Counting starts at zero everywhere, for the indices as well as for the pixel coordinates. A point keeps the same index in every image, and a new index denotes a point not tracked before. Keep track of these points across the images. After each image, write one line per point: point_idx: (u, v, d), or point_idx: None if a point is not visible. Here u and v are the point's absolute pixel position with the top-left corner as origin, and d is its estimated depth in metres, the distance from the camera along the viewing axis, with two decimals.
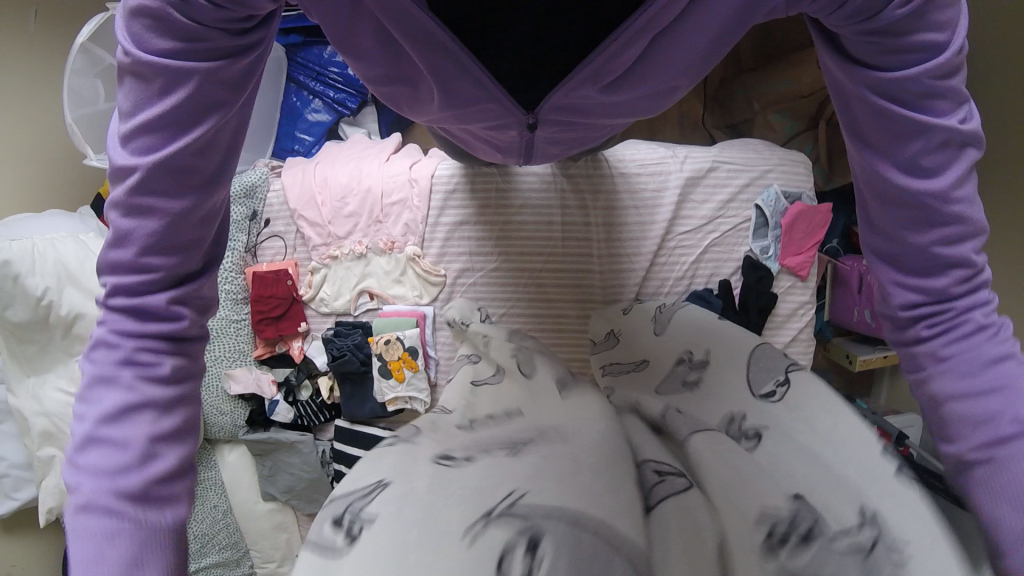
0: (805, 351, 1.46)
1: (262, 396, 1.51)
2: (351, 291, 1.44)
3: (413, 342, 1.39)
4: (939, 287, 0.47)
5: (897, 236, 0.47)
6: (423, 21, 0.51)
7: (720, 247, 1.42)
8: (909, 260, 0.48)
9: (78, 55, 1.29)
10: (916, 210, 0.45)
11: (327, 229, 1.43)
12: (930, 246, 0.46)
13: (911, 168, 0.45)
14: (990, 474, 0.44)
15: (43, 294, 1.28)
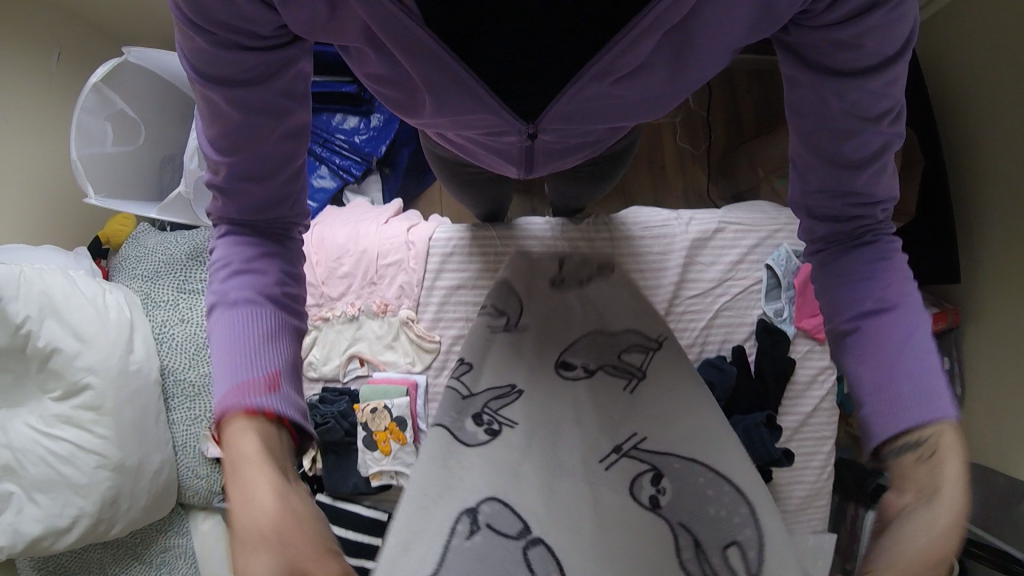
0: (828, 422, 1.34)
1: None
2: (340, 356, 1.37)
3: (402, 411, 1.29)
4: (835, 233, 0.56)
5: (817, 202, 0.55)
6: (420, 36, 0.47)
7: (731, 311, 1.32)
8: (819, 211, 0.56)
9: (91, 93, 1.25)
10: (887, 366, 0.52)
11: (320, 289, 1.37)
12: (840, 204, 0.54)
13: (852, 272, 0.55)
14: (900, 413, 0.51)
15: (23, 323, 1.10)
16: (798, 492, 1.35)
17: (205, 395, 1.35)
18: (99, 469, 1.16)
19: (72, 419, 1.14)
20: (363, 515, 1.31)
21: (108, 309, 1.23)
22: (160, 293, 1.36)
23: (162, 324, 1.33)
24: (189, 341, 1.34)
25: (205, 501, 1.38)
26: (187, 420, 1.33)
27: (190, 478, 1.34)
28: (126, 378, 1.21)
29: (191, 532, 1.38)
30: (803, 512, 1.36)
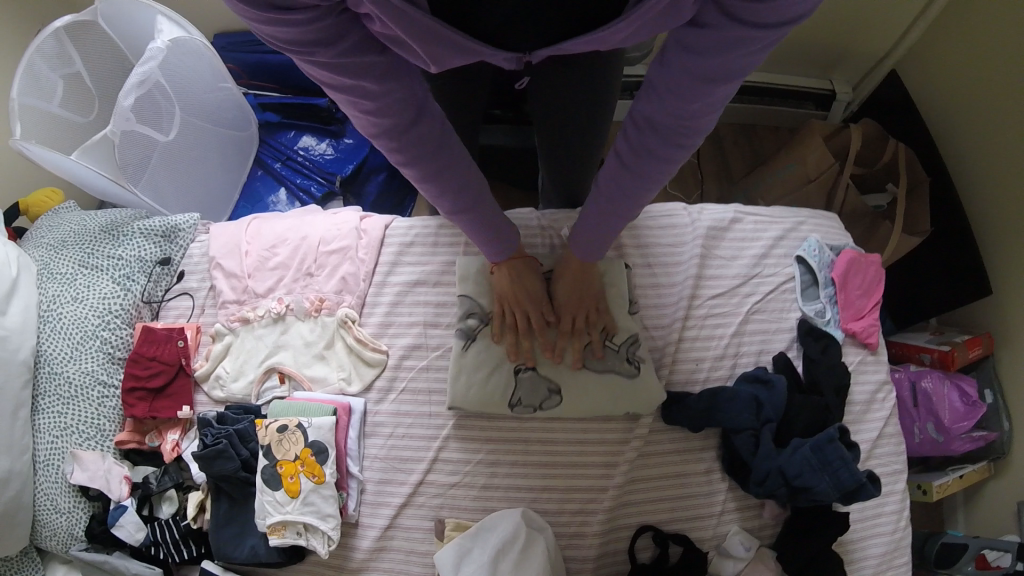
0: (898, 456, 1.03)
1: (109, 499, 1.05)
2: (257, 369, 1.04)
3: (322, 435, 0.91)
4: (643, 169, 0.57)
5: (633, 154, 0.57)
6: (437, 27, 0.45)
7: (764, 315, 1.06)
8: (632, 164, 0.57)
9: (49, 39, 1.20)
10: (627, 193, 0.61)
11: (244, 282, 1.09)
12: (655, 145, 0.54)
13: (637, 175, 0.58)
14: (624, 186, 0.61)
15: None
16: (873, 551, 1.00)
17: (79, 399, 1.06)
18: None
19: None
20: None
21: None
22: (61, 263, 1.13)
23: (52, 299, 1.10)
24: (75, 327, 1.09)
25: (61, 547, 1.05)
26: (55, 429, 1.04)
27: (45, 508, 1.03)
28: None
29: None
30: None
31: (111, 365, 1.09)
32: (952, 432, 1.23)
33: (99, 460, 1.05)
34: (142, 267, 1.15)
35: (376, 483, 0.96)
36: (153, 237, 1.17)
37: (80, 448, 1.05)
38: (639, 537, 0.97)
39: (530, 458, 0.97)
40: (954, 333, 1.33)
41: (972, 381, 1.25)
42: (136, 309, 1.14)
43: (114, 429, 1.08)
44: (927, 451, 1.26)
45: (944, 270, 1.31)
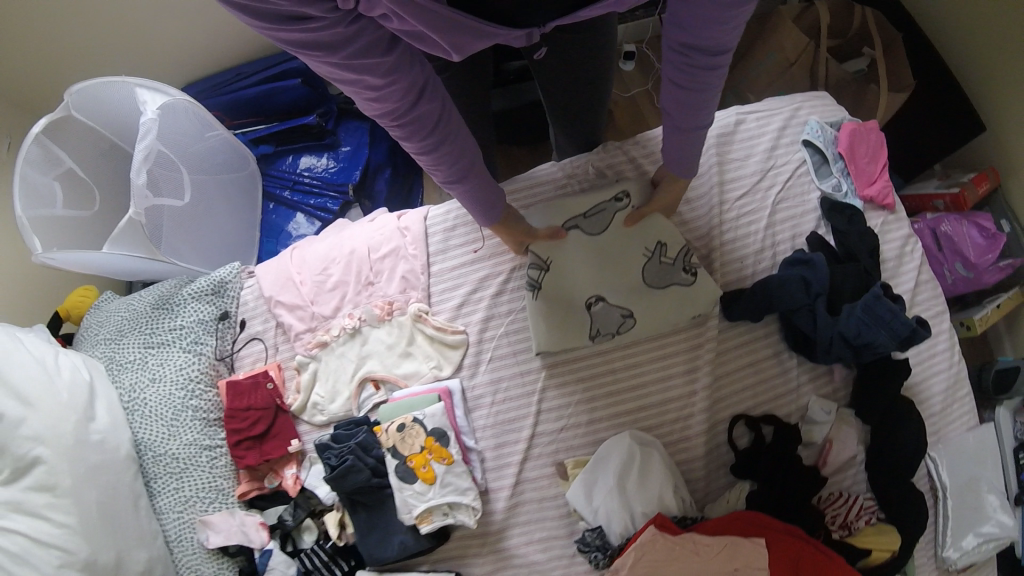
0: (939, 294, 1.14)
1: (252, 549, 1.11)
2: (350, 384, 1.10)
3: (438, 421, 1.00)
4: (692, 93, 0.63)
5: (682, 80, 0.63)
6: (453, 17, 0.52)
7: (788, 201, 1.14)
8: (683, 89, 0.64)
9: (35, 146, 1.17)
10: (684, 118, 0.68)
11: (310, 310, 1.14)
12: (700, 69, 0.60)
13: (691, 100, 0.65)
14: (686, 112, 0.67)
15: None
16: (938, 387, 1.12)
17: (190, 469, 1.12)
18: (63, 569, 0.92)
19: (22, 505, 0.93)
20: None
21: (59, 369, 1.07)
22: (126, 353, 1.18)
23: (131, 388, 1.15)
24: (164, 406, 1.14)
25: None
26: (176, 504, 1.11)
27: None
28: (85, 450, 1.02)
29: None
30: (952, 409, 1.12)
31: (208, 428, 1.14)
32: (980, 266, 1.33)
33: (229, 518, 1.11)
34: (204, 329, 1.19)
35: (492, 450, 1.06)
36: (203, 297, 1.21)
37: (207, 514, 1.11)
38: (733, 429, 1.08)
39: (597, 382, 1.07)
40: (961, 175, 1.43)
41: (987, 215, 1.34)
42: (213, 368, 1.18)
43: (232, 485, 1.13)
44: (963, 289, 1.37)
45: (934, 114, 1.40)
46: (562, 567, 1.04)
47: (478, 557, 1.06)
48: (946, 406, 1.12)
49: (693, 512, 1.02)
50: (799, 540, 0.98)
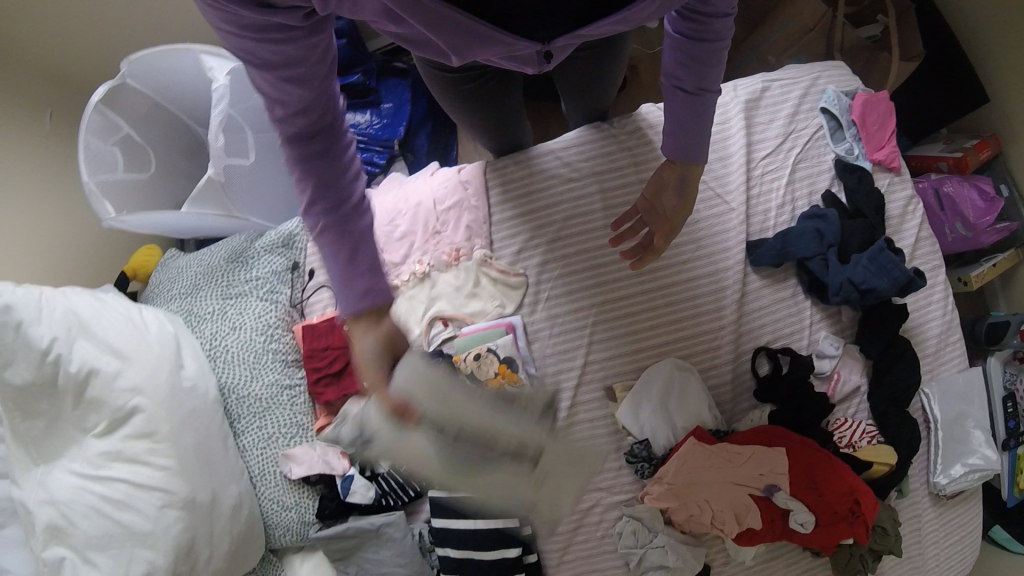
0: (934, 248, 1.31)
1: (332, 477, 1.19)
2: (420, 323, 1.22)
3: (508, 351, 1.16)
4: (692, 84, 0.77)
5: (684, 75, 0.77)
6: (470, 20, 0.63)
7: (806, 162, 1.28)
8: (685, 80, 0.77)
9: (94, 115, 1.21)
10: (684, 117, 0.80)
11: (381, 257, 1.25)
12: (696, 58, 0.74)
13: (700, 60, 0.74)
14: (694, 107, 0.79)
15: (50, 346, 0.95)
16: (933, 330, 1.30)
17: (274, 408, 1.19)
18: (164, 510, 0.97)
19: (123, 454, 0.96)
20: (488, 496, 1.18)
21: (146, 324, 1.10)
22: (203, 305, 1.23)
23: (213, 337, 1.20)
24: (245, 351, 1.20)
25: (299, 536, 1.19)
26: (260, 440, 1.17)
27: (274, 510, 1.16)
28: (179, 398, 1.04)
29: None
30: (944, 351, 1.31)
31: (287, 369, 1.21)
32: (978, 227, 1.56)
33: (309, 451, 1.17)
34: (278, 278, 1.26)
35: (551, 377, 1.21)
36: (275, 249, 1.28)
37: (289, 448, 1.18)
38: (755, 361, 1.24)
39: (610, 317, 1.22)
40: (965, 139, 1.61)
41: (987, 179, 1.56)
42: (288, 315, 1.25)
43: (310, 420, 1.21)
44: (960, 246, 1.61)
45: (935, 90, 1.58)
46: (611, 478, 1.22)
47: None
48: (941, 347, 1.30)
49: (724, 427, 1.20)
50: (815, 452, 1.15)
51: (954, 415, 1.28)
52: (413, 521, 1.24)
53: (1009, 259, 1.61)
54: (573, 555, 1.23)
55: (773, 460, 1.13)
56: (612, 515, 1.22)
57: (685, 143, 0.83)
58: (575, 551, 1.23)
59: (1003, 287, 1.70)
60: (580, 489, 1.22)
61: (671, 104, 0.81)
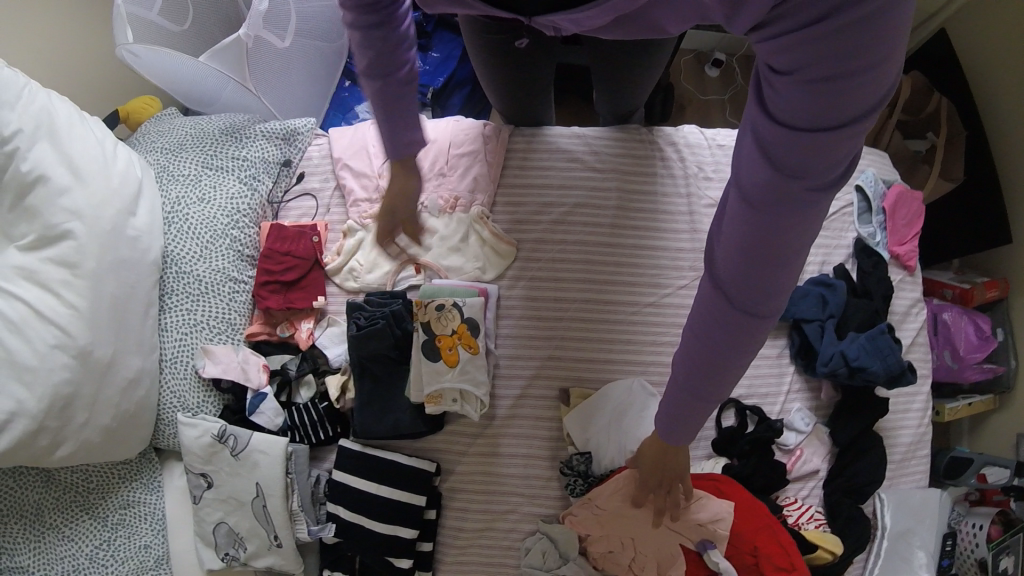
0: (925, 358, 1.28)
1: (244, 389, 1.05)
2: (392, 261, 1.14)
3: (473, 312, 1.05)
4: (703, 400, 0.59)
5: (703, 387, 0.57)
6: None
7: (827, 232, 1.25)
8: (699, 398, 0.58)
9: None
10: (682, 409, 0.61)
11: (377, 181, 1.16)
12: (724, 367, 0.54)
13: (728, 347, 0.52)
14: (689, 414, 0.61)
15: (9, 135, 0.85)
16: (903, 440, 1.25)
17: (211, 296, 1.05)
18: (54, 351, 0.84)
19: (35, 275, 0.85)
20: (405, 462, 1.07)
21: (116, 157, 0.97)
22: (181, 164, 1.09)
23: (176, 201, 1.06)
24: (203, 228, 1.06)
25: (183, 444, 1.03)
26: (183, 325, 1.03)
27: (171, 405, 1.02)
28: (118, 242, 0.91)
29: (165, 487, 1.01)
30: (908, 463, 1.26)
31: (240, 262, 1.08)
32: (965, 360, 1.55)
33: (231, 354, 1.04)
34: (265, 168, 1.14)
35: (508, 360, 1.13)
36: (273, 139, 1.16)
37: (210, 343, 1.04)
38: (721, 410, 1.16)
39: (570, 351, 1.13)
40: (974, 275, 1.61)
41: (986, 318, 1.57)
42: (261, 210, 1.13)
43: (243, 323, 1.09)
44: (941, 374, 1.59)
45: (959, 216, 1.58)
46: (536, 486, 1.11)
47: (461, 457, 1.11)
48: (904, 460, 1.26)
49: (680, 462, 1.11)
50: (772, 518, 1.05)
51: (904, 532, 1.21)
52: (312, 466, 1.10)
53: (984, 404, 1.59)
54: (470, 558, 1.11)
55: (719, 511, 1.02)
56: (525, 528, 1.11)
57: (704, 379, 0.56)
58: (474, 555, 1.11)
59: (969, 430, 1.69)
60: (501, 487, 1.11)
61: (668, 405, 0.62)
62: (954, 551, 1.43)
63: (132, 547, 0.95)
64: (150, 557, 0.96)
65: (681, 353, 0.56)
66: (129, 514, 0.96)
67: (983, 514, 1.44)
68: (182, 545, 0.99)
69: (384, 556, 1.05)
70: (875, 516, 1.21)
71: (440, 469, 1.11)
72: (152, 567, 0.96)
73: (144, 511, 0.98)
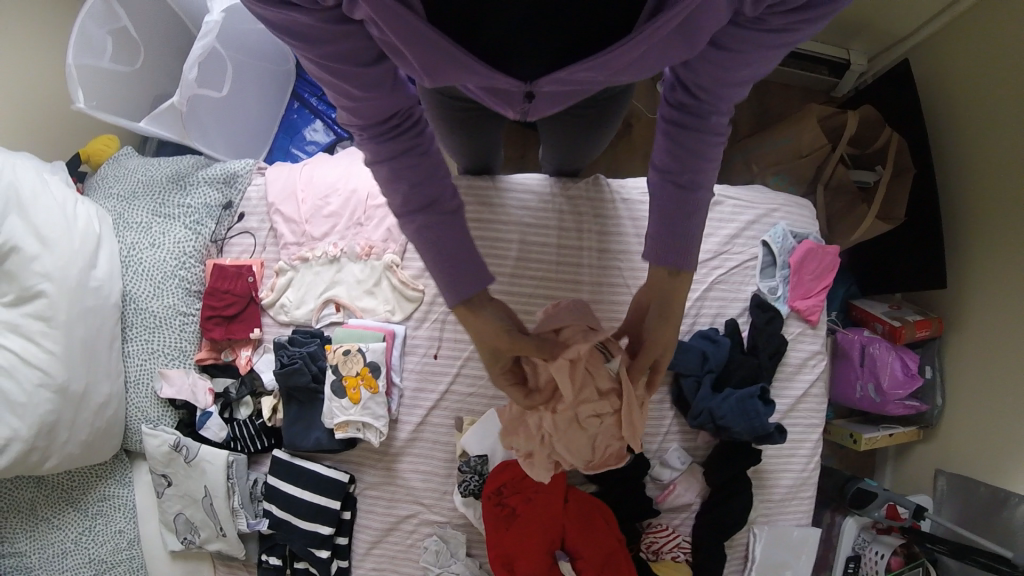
0: (817, 409, 1.32)
1: (195, 407, 1.26)
2: (315, 299, 1.29)
3: (376, 357, 1.21)
4: (688, 172, 0.67)
5: (685, 166, 0.67)
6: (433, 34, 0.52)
7: (726, 284, 1.30)
8: (676, 164, 0.67)
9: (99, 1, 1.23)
10: (664, 221, 0.70)
11: (302, 227, 1.30)
12: (702, 143, 0.64)
13: (694, 149, 0.65)
14: (659, 204, 0.70)
15: None
16: (784, 481, 1.31)
17: (165, 328, 1.24)
18: (39, 389, 1.03)
19: (18, 328, 1.03)
20: (322, 473, 1.25)
21: (76, 217, 1.13)
22: (134, 213, 1.26)
23: (131, 247, 1.24)
24: (156, 269, 1.24)
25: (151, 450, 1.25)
26: (143, 353, 1.22)
27: (137, 419, 1.23)
28: (83, 294, 1.10)
29: (134, 481, 1.25)
30: (789, 502, 1.32)
31: (188, 298, 1.26)
32: (889, 395, 1.57)
33: (184, 376, 1.24)
34: (208, 212, 1.29)
35: (412, 391, 1.29)
36: (215, 184, 1.31)
37: (166, 367, 1.24)
38: None
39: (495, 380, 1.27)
40: (910, 311, 1.63)
41: (915, 356, 1.58)
42: (206, 249, 1.30)
43: (193, 349, 1.27)
44: (864, 405, 1.64)
45: (902, 254, 1.59)
46: (434, 497, 1.29)
47: (372, 469, 1.30)
48: (782, 500, 1.31)
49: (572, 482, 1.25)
50: (624, 549, 1.19)
51: (775, 564, 1.30)
52: (251, 469, 1.30)
53: (905, 437, 1.61)
54: (380, 551, 1.29)
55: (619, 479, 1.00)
56: (424, 530, 1.30)
57: (679, 187, 0.68)
58: (379, 552, 1.30)
59: (894, 459, 1.75)
60: (402, 498, 1.29)
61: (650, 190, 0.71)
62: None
63: (109, 531, 1.20)
64: (124, 539, 1.21)
65: (657, 127, 0.67)
66: (106, 505, 1.20)
67: (888, 543, 1.47)
68: (150, 527, 1.24)
69: (308, 547, 1.24)
70: (748, 550, 1.31)
71: (354, 478, 1.29)
72: (126, 546, 1.21)
73: (120, 500, 1.22)
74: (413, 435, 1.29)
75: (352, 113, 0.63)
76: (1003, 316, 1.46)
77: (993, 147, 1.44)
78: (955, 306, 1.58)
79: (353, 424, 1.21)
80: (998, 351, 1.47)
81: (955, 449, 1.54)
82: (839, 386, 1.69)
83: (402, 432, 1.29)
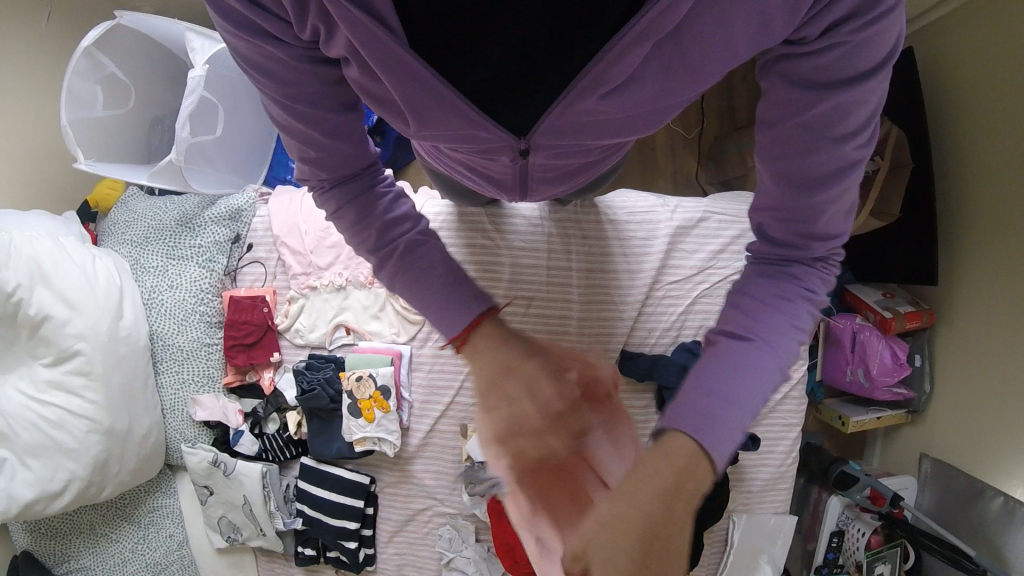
0: (796, 410, 1.42)
1: (228, 426, 1.42)
2: (327, 324, 1.40)
3: (385, 380, 1.33)
4: (774, 319, 0.55)
5: (762, 310, 0.56)
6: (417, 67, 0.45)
7: (709, 298, 1.38)
8: (753, 310, 0.56)
9: (82, 58, 1.27)
10: (725, 392, 0.53)
11: (308, 258, 1.40)
12: (791, 278, 0.56)
13: (775, 297, 0.56)
14: (710, 361, 0.55)
15: (14, 290, 1.14)
16: (762, 475, 1.44)
17: (192, 359, 1.39)
18: (89, 433, 1.21)
19: (62, 384, 1.19)
20: (345, 478, 1.41)
21: (97, 275, 1.26)
22: (149, 258, 1.39)
23: (151, 290, 1.37)
24: (178, 307, 1.38)
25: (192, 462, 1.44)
26: (175, 382, 1.39)
27: (177, 438, 1.41)
28: (115, 345, 1.25)
29: (178, 491, 1.47)
30: (767, 493, 1.45)
31: (209, 329, 1.39)
32: (876, 380, 1.63)
33: (215, 401, 1.40)
34: (218, 248, 1.41)
35: (420, 404, 1.40)
36: (221, 221, 1.42)
37: (198, 394, 1.40)
38: None
39: None
40: (903, 300, 1.65)
41: (904, 345, 1.62)
42: (220, 281, 1.41)
43: (220, 374, 1.42)
44: (854, 389, 1.70)
45: (898, 246, 1.60)
46: (446, 492, 1.43)
47: (388, 470, 1.45)
48: (761, 491, 1.44)
49: None
50: None
51: (751, 548, 1.45)
52: (283, 475, 1.49)
53: (892, 419, 1.69)
54: (400, 539, 1.47)
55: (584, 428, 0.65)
56: (438, 520, 1.45)
57: (752, 341, 0.55)
58: (399, 540, 1.47)
59: (883, 433, 1.85)
60: (416, 494, 1.44)
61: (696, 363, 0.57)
62: (841, 548, 1.62)
63: (161, 536, 1.42)
64: (175, 541, 1.43)
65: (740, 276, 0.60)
66: (158, 515, 1.43)
67: (870, 521, 1.57)
68: (196, 529, 1.45)
69: (337, 539, 1.42)
70: (727, 534, 1.45)
71: (373, 479, 1.45)
72: (177, 548, 1.43)
73: (167, 509, 1.44)
74: (423, 443, 1.42)
75: (307, 153, 0.57)
76: (989, 306, 1.48)
77: (989, 140, 1.42)
78: (944, 296, 1.61)
79: (370, 437, 1.36)
80: (984, 342, 1.50)
81: (939, 430, 1.63)
82: (831, 371, 1.75)
83: (415, 441, 1.42)
